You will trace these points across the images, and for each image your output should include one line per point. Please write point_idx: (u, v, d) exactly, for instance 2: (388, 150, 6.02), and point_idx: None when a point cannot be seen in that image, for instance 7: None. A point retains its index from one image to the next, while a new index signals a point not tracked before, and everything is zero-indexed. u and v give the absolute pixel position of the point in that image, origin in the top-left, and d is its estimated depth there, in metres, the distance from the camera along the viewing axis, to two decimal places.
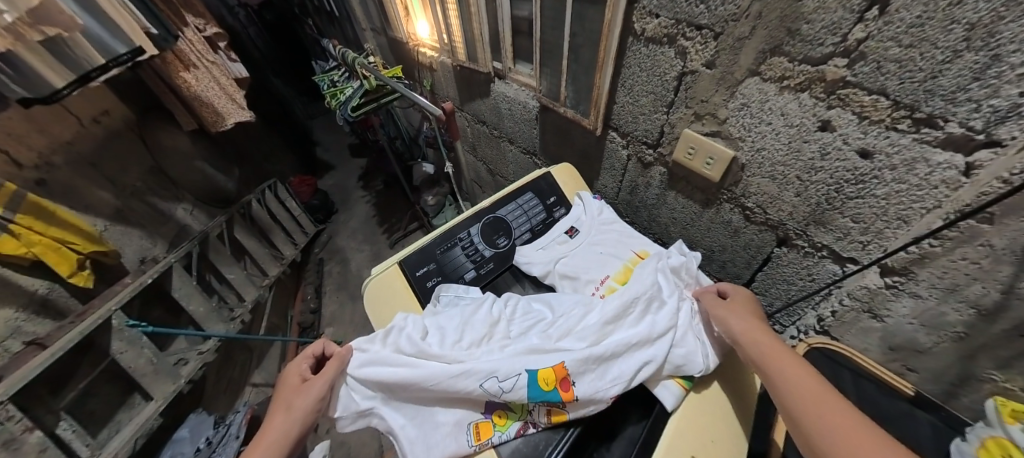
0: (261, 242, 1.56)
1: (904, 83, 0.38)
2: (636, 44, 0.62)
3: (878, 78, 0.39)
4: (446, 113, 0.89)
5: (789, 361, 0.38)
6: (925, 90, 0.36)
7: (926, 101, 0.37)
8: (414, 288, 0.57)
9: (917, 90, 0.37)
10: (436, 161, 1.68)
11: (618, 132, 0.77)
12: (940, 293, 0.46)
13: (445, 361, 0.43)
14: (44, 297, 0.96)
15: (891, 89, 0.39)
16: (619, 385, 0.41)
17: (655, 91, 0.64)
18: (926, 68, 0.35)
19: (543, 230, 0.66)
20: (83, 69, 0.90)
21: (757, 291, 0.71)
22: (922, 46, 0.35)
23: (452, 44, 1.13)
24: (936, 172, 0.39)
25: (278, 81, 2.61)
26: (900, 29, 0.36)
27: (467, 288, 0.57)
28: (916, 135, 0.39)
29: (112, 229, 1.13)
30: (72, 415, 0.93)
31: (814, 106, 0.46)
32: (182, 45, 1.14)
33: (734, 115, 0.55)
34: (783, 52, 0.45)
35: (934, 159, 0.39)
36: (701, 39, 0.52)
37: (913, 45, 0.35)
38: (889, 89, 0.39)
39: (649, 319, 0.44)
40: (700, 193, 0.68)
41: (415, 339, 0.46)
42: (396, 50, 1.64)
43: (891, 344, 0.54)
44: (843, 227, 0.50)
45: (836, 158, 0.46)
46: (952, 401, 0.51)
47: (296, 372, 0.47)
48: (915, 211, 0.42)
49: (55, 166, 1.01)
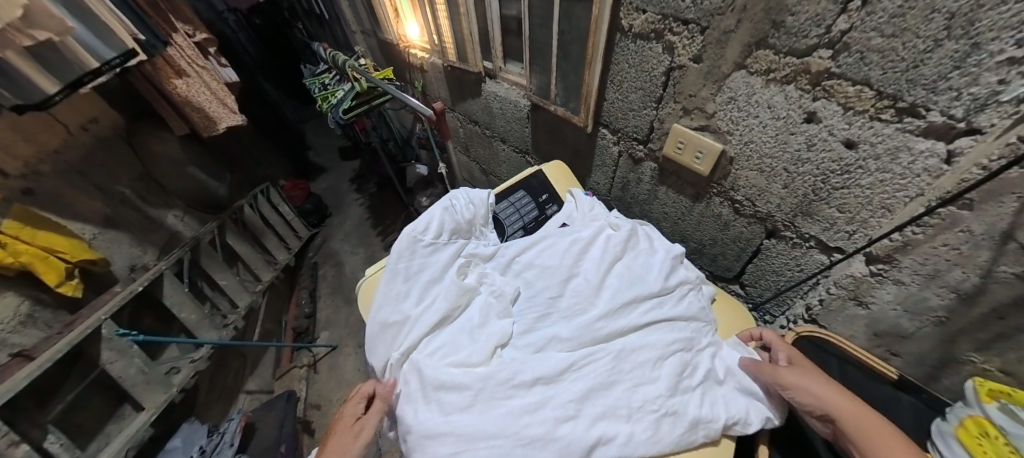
0: (254, 248, 1.53)
1: (887, 73, 0.39)
2: (624, 40, 0.64)
3: (862, 69, 0.41)
4: (437, 113, 0.92)
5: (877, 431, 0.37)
6: (908, 80, 0.38)
7: (908, 91, 0.38)
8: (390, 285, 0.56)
9: (900, 81, 0.38)
10: (429, 162, 1.65)
11: (609, 129, 0.79)
12: (922, 279, 0.47)
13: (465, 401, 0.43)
14: (30, 312, 0.90)
15: (875, 79, 0.40)
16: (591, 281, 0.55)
17: (643, 87, 0.66)
18: (908, 57, 0.37)
19: (535, 227, 0.69)
20: (76, 74, 0.88)
21: (746, 283, 0.73)
22: (905, 36, 0.36)
23: (442, 45, 1.13)
24: (919, 161, 0.41)
25: (268, 84, 2.56)
26: (883, 19, 0.37)
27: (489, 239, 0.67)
28: (899, 125, 0.40)
29: (101, 237, 1.08)
30: (62, 427, 0.88)
31: (800, 98, 0.48)
32: (171, 51, 1.11)
33: (722, 109, 0.57)
34: (769, 45, 0.47)
35: (916, 147, 0.40)
36: (688, 33, 0.54)
37: (895, 34, 0.37)
38: (873, 79, 0.40)
39: (636, 318, 0.50)
40: (690, 187, 0.71)
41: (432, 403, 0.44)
42: (386, 51, 1.62)
43: (875, 330, 0.55)
44: (830, 217, 0.52)
45: (822, 149, 0.48)
46: (935, 385, 0.52)
47: (352, 412, 0.52)
48: (899, 200, 0.44)
49: (43, 175, 0.97)
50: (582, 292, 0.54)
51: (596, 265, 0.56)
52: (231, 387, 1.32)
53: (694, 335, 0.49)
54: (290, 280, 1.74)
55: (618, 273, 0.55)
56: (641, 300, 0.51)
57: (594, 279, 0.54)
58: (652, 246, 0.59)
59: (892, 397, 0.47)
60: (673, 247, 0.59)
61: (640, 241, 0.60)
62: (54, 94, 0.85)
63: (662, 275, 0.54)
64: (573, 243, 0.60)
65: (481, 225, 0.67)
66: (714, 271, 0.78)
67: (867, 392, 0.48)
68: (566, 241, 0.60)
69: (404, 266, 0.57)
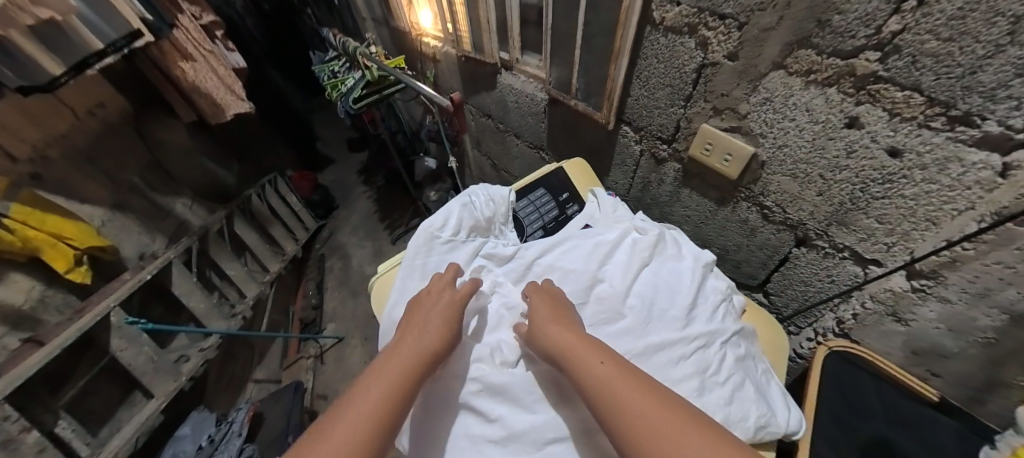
0: (261, 237, 1.52)
1: (941, 79, 0.36)
2: (654, 33, 0.61)
3: (912, 73, 0.38)
4: (455, 104, 0.89)
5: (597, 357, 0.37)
6: (963, 87, 0.35)
7: (963, 98, 0.35)
8: (398, 288, 0.55)
9: (954, 87, 0.35)
10: (438, 155, 1.62)
11: (631, 127, 0.77)
12: (970, 297, 0.44)
13: (479, 403, 0.43)
14: (40, 299, 0.89)
15: (927, 84, 0.37)
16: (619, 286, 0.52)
17: (672, 84, 0.63)
18: (966, 63, 0.34)
19: (555, 226, 0.67)
20: (81, 56, 0.86)
21: (771, 292, 0.71)
22: (962, 40, 0.33)
23: (456, 34, 1.10)
24: (970, 173, 0.38)
25: (274, 71, 2.52)
26: (940, 21, 0.34)
27: (507, 238, 0.65)
28: (951, 134, 0.38)
29: (110, 224, 1.07)
30: (73, 414, 0.88)
31: (841, 102, 0.45)
32: (178, 34, 1.08)
33: (757, 110, 0.54)
34: (811, 44, 0.44)
35: (968, 159, 0.37)
36: (724, 29, 0.51)
37: (953, 38, 0.34)
38: (924, 84, 0.37)
39: (667, 334, 0.46)
40: (715, 190, 0.68)
41: (450, 399, 0.44)
42: (396, 40, 1.58)
43: (914, 348, 0.53)
44: (867, 227, 0.50)
45: (862, 156, 0.45)
46: (978, 407, 0.50)
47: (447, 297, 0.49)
48: (945, 213, 0.42)
49: (51, 160, 0.96)
50: (607, 299, 0.51)
51: (622, 270, 0.54)
52: (239, 376, 1.32)
53: (726, 353, 0.44)
54: (296, 270, 1.74)
55: (645, 280, 0.53)
56: (673, 316, 0.48)
57: (622, 283, 0.52)
58: (679, 251, 0.57)
59: (930, 419, 0.44)
60: (702, 253, 0.57)
61: (667, 246, 0.58)
62: (60, 75, 0.84)
63: (693, 283, 0.52)
64: (597, 246, 0.58)
65: (501, 224, 0.66)
66: (736, 277, 0.76)
67: (901, 411, 0.46)
68: (590, 245, 0.58)
69: (420, 266, 0.56)
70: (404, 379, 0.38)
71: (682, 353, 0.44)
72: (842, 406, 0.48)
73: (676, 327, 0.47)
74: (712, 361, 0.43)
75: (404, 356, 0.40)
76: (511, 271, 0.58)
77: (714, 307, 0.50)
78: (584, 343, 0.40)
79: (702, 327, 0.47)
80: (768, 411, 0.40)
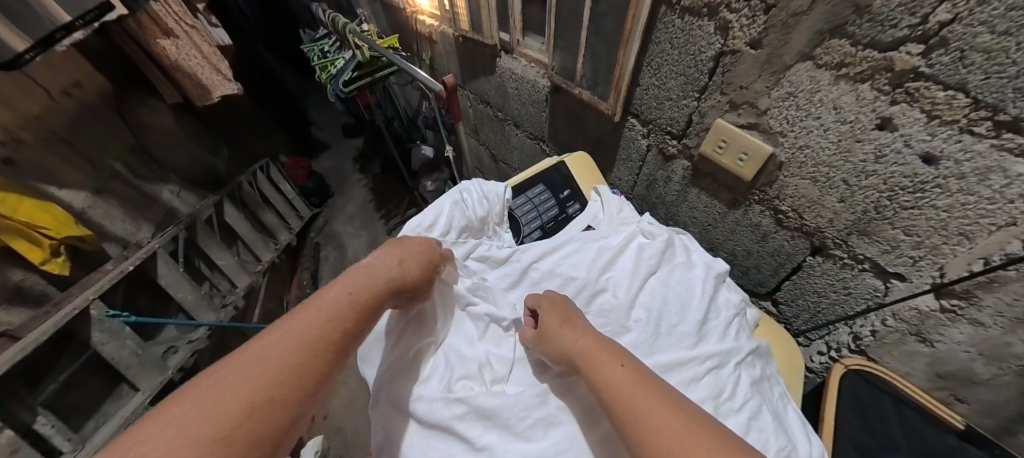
0: (252, 226, 1.49)
1: (990, 78, 0.31)
2: (670, 14, 0.55)
3: (958, 70, 0.32)
4: (448, 88, 0.83)
5: (611, 362, 0.34)
6: (1015, 89, 0.30)
7: (1014, 101, 0.30)
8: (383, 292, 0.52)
9: (1004, 88, 0.30)
10: (435, 143, 1.56)
11: (639, 119, 0.71)
12: (1005, 323, 0.40)
13: (467, 428, 0.39)
14: (14, 291, 0.87)
15: (973, 84, 0.32)
16: (624, 292, 0.49)
17: (685, 73, 0.57)
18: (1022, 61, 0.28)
19: (555, 227, 0.63)
20: (47, 30, 0.80)
21: (780, 300, 0.67)
22: (1020, 34, 0.28)
23: (454, 12, 1.02)
24: (1015, 185, 0.33)
25: (266, 49, 2.41)
26: (996, 10, 0.28)
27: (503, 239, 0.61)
28: (995, 141, 0.33)
29: (92, 211, 1.04)
30: (53, 408, 0.87)
31: (873, 100, 0.39)
32: (158, 6, 0.98)
33: (778, 106, 0.49)
34: (845, 33, 0.38)
35: (1013, 170, 0.33)
36: (749, 12, 0.45)
37: (1009, 32, 0.28)
38: (971, 84, 0.32)
39: (676, 353, 0.42)
40: (726, 192, 0.64)
41: (436, 420, 0.41)
42: (392, 17, 1.49)
43: (940, 372, 0.49)
44: (891, 239, 0.45)
45: (892, 162, 0.40)
46: (1007, 437, 0.47)
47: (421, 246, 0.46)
48: (982, 228, 0.37)
49: (24, 143, 0.91)
50: (610, 312, 0.48)
51: (628, 279, 0.50)
52: None
53: (740, 374, 0.41)
54: (291, 259, 1.72)
55: (651, 290, 0.49)
56: (682, 332, 0.45)
57: (628, 293, 0.49)
58: (689, 259, 0.54)
59: (955, 450, 0.41)
60: (715, 263, 0.53)
61: (676, 252, 0.54)
62: (24, 52, 0.78)
63: (704, 296, 0.48)
64: (600, 252, 0.54)
65: (495, 224, 0.62)
66: (744, 284, 0.72)
67: (926, 442, 0.43)
68: (593, 250, 0.55)
69: None
70: (373, 303, 0.37)
71: (692, 374, 0.41)
72: (867, 438, 0.45)
73: (686, 345, 0.44)
74: (728, 385, 0.40)
75: (376, 281, 0.38)
76: (507, 276, 0.54)
77: (727, 323, 0.47)
78: (603, 350, 0.36)
79: (711, 345, 0.44)
80: (789, 443, 0.36)
